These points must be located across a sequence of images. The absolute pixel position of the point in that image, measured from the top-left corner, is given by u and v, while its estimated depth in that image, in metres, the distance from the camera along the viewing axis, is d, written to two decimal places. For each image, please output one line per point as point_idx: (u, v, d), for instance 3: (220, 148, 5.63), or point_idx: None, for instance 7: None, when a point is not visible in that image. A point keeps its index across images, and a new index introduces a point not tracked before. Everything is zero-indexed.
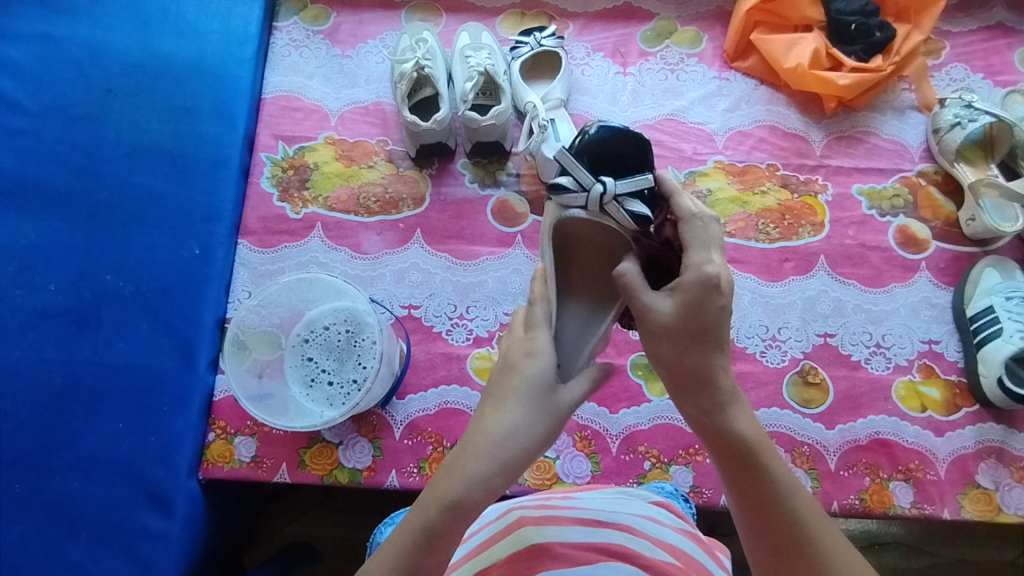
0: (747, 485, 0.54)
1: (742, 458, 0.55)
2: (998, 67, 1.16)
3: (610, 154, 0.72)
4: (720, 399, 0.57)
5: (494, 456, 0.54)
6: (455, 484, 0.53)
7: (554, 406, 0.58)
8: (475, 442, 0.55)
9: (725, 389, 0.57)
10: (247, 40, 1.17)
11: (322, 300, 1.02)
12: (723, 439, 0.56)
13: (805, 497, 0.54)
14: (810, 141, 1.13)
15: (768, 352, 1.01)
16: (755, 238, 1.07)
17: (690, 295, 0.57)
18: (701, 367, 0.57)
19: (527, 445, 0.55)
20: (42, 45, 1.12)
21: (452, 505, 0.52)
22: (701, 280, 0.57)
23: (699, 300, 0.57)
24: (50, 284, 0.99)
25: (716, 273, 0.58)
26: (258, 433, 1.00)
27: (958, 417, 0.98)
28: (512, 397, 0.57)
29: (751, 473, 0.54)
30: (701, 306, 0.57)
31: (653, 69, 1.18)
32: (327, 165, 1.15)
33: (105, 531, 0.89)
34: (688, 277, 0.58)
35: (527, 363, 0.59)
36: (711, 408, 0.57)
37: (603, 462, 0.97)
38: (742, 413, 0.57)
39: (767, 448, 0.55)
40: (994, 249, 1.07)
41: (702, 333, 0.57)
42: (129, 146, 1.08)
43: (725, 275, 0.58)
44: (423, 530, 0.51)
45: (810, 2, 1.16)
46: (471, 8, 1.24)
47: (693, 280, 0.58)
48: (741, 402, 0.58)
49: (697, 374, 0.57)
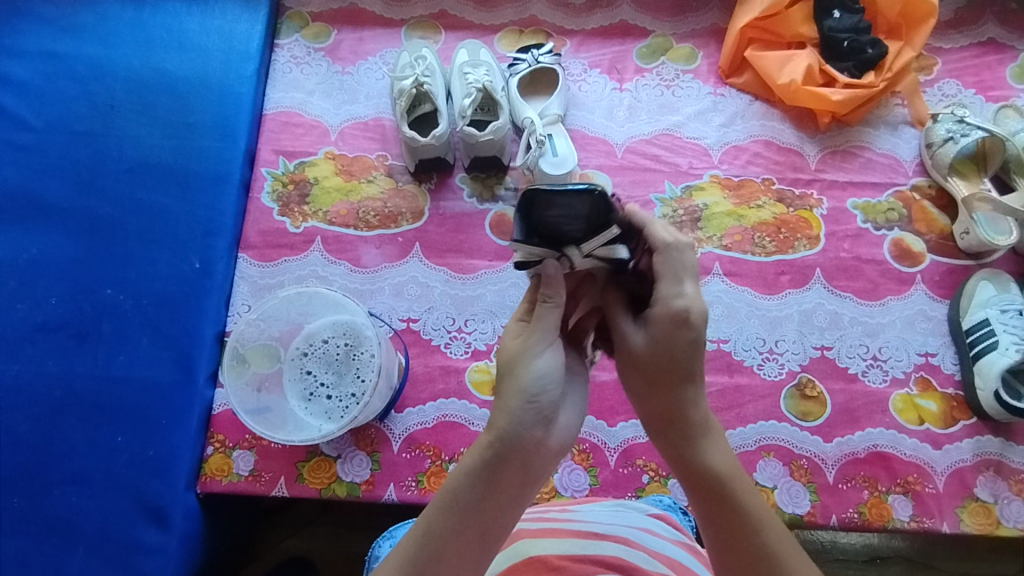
0: (720, 519, 0.56)
1: (712, 489, 0.57)
2: (990, 83, 1.18)
3: (565, 214, 0.61)
4: (695, 433, 0.59)
5: (508, 425, 0.58)
6: (476, 455, 0.58)
7: (521, 363, 0.60)
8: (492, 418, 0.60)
9: (700, 422, 0.60)
10: (249, 57, 1.19)
11: (321, 313, 1.02)
12: (697, 472, 0.58)
13: (773, 527, 0.55)
14: (805, 156, 1.15)
15: (765, 364, 1.02)
16: (751, 251, 1.08)
17: (662, 329, 0.60)
18: (677, 402, 0.60)
19: (545, 407, 0.59)
20: (46, 63, 1.14)
21: (475, 475, 0.57)
22: (670, 314, 0.59)
23: (671, 332, 0.59)
24: (51, 298, 0.99)
25: (689, 305, 0.59)
26: (257, 447, 1.00)
27: (955, 430, 0.98)
28: (522, 369, 0.60)
29: (724, 508, 0.56)
30: (674, 340, 0.59)
31: (649, 85, 1.20)
32: (327, 180, 1.16)
33: (103, 546, 0.89)
34: (660, 310, 0.60)
35: (523, 344, 0.62)
36: (686, 441, 0.59)
37: (601, 476, 0.97)
38: (716, 447, 0.59)
39: (740, 483, 0.57)
40: (989, 262, 1.08)
41: (677, 367, 0.60)
42: (131, 161, 1.09)
43: (697, 308, 0.59)
44: (448, 502, 0.57)
45: (803, 19, 1.17)
46: (470, 26, 1.27)
47: (664, 313, 0.60)
48: (716, 435, 0.60)
49: (673, 409, 0.60)
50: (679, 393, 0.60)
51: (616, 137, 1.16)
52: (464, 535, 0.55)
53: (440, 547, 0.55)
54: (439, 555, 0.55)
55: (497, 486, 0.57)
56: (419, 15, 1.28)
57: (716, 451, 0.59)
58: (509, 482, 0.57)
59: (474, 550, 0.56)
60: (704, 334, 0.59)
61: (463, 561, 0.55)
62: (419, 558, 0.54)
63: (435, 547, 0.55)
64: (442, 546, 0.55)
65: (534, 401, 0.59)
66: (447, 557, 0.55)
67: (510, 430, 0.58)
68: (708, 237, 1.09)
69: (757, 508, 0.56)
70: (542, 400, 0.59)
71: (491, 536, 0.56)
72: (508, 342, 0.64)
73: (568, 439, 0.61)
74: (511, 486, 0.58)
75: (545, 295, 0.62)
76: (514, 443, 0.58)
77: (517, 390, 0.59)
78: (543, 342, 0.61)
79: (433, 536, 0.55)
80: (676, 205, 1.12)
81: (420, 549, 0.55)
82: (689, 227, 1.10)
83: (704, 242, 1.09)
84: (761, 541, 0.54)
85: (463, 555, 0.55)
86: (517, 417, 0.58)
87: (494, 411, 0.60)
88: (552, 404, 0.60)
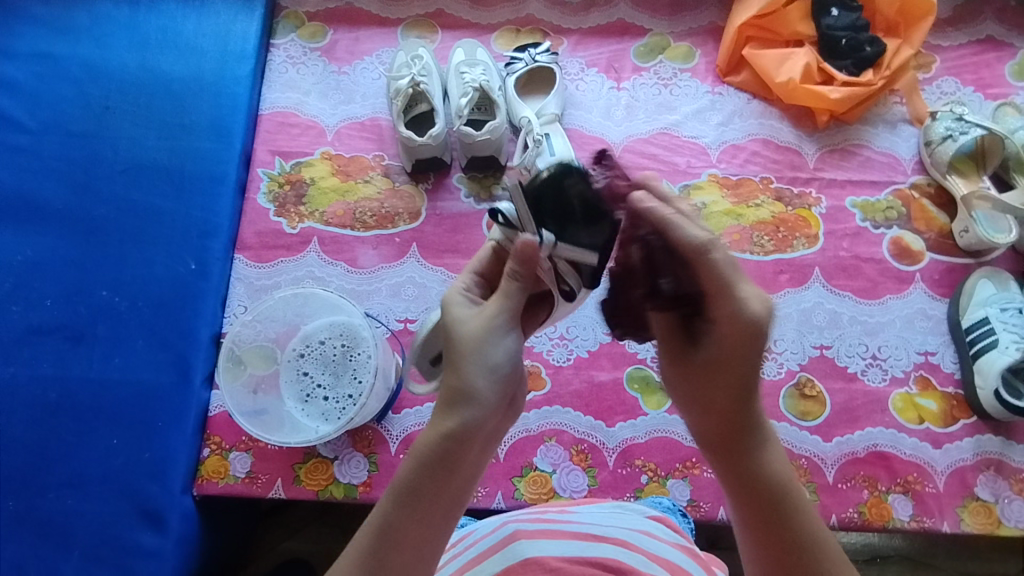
0: (777, 531, 0.55)
1: (767, 500, 0.56)
2: (988, 81, 1.17)
3: (578, 208, 0.65)
4: (755, 442, 0.58)
5: (472, 413, 0.57)
6: (435, 442, 0.56)
7: (487, 344, 0.59)
8: (453, 402, 0.58)
9: (760, 431, 0.58)
10: (245, 57, 1.19)
11: (318, 314, 1.02)
12: (756, 483, 0.57)
13: (825, 544, 0.54)
14: (803, 154, 1.14)
15: (764, 364, 1.01)
16: (750, 250, 1.08)
17: (729, 339, 0.57)
18: (739, 412, 0.59)
19: (508, 390, 0.60)
20: (41, 64, 1.13)
21: (436, 464, 0.56)
22: (731, 319, 0.56)
23: (738, 339, 0.56)
24: (46, 300, 0.99)
25: (752, 307, 0.55)
26: (252, 449, 1.00)
27: (955, 429, 0.97)
28: (485, 350, 0.59)
29: (783, 520, 0.55)
30: (740, 346, 0.56)
31: (647, 84, 1.19)
32: (324, 180, 1.15)
33: (99, 549, 0.88)
34: (724, 318, 0.57)
35: (485, 321, 0.60)
36: (745, 451, 0.58)
37: (599, 477, 0.97)
38: (775, 456, 0.58)
39: (797, 492, 0.57)
40: (989, 260, 1.07)
41: (741, 377, 0.58)
42: (126, 162, 1.09)
43: (759, 315, 0.55)
44: (402, 490, 0.55)
45: (801, 17, 1.17)
46: (466, 25, 1.26)
47: (726, 323, 0.57)
48: (774, 444, 0.59)
49: (735, 419, 0.58)
50: (740, 403, 0.58)
51: (614, 136, 1.16)
52: (422, 525, 0.54)
53: (398, 540, 0.53)
54: (396, 546, 0.53)
55: (458, 474, 0.56)
56: (416, 14, 1.27)
57: (775, 459, 0.58)
58: (468, 467, 0.57)
59: (432, 538, 0.55)
60: (770, 330, 0.56)
61: (421, 552, 0.54)
62: (376, 552, 0.53)
63: (393, 539, 0.53)
64: (400, 537, 0.53)
65: (493, 384, 0.59)
66: (405, 547, 0.53)
67: (472, 417, 0.57)
68: None
69: (813, 518, 0.56)
70: (502, 382, 0.59)
71: (447, 522, 0.56)
72: (465, 316, 0.62)
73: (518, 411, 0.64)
74: (469, 471, 0.58)
75: (514, 271, 0.60)
76: (475, 428, 0.57)
77: (480, 370, 0.58)
78: (508, 324, 0.60)
79: (390, 529, 0.54)
80: None
81: (377, 542, 0.53)
82: None
83: None
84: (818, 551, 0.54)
85: (422, 544, 0.54)
86: (479, 401, 0.58)
87: (455, 393, 0.58)
88: (509, 386, 0.60)
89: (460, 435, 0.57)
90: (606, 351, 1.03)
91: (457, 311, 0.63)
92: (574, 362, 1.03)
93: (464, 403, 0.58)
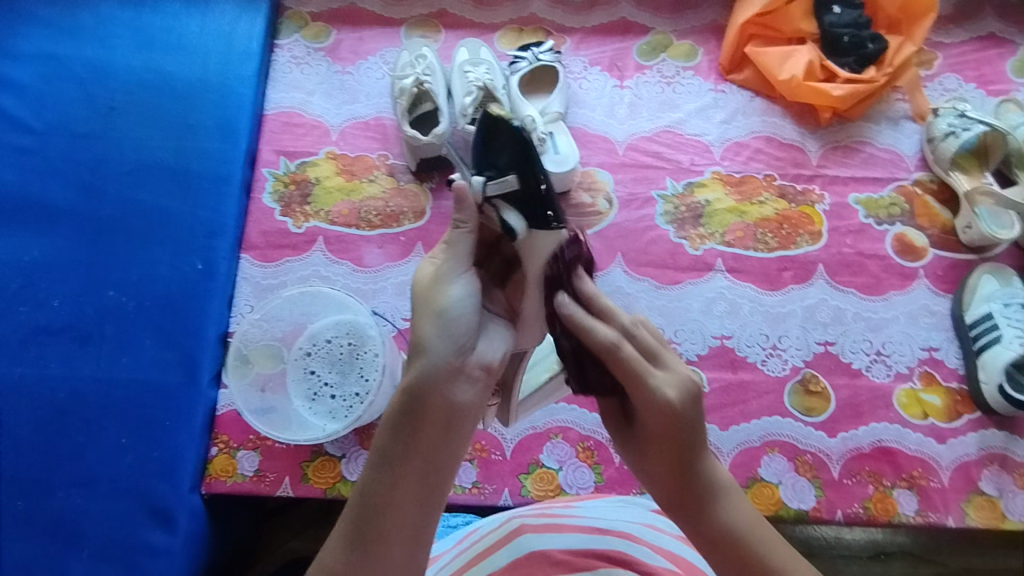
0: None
1: (732, 552, 0.54)
2: (990, 77, 1.18)
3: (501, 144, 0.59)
4: (706, 500, 0.56)
5: (427, 364, 0.56)
6: (396, 402, 0.56)
7: (436, 294, 0.58)
8: (411, 359, 0.57)
9: (713, 485, 0.57)
10: (249, 57, 1.19)
11: (323, 313, 1.03)
12: (717, 542, 0.55)
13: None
14: (806, 151, 1.15)
15: (769, 360, 1.02)
16: (754, 247, 1.08)
17: (659, 422, 0.57)
18: (685, 478, 0.57)
19: (460, 337, 0.58)
20: (46, 65, 1.14)
21: (400, 421, 0.55)
22: (649, 404, 0.57)
23: (669, 420, 0.56)
24: (53, 301, 0.99)
25: (667, 393, 0.56)
26: (261, 447, 1.00)
27: (960, 424, 0.98)
28: (434, 298, 0.58)
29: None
30: (671, 423, 0.56)
31: (650, 82, 1.20)
32: (329, 180, 1.16)
33: (108, 548, 0.88)
34: (645, 408, 0.57)
35: (435, 270, 0.60)
36: (700, 512, 0.56)
37: (605, 473, 0.97)
38: (731, 508, 0.56)
39: (765, 537, 0.55)
40: (992, 256, 1.07)
41: (682, 444, 0.57)
42: (132, 163, 1.09)
43: (674, 392, 0.56)
44: (378, 454, 0.55)
45: (803, 15, 1.17)
46: (470, 25, 1.26)
47: (648, 410, 0.57)
48: (731, 494, 0.57)
49: (683, 487, 0.57)
50: (684, 469, 0.57)
51: (618, 134, 1.16)
52: (401, 487, 0.54)
53: (379, 506, 0.54)
54: (380, 513, 0.54)
55: (422, 429, 0.55)
56: (419, 14, 1.28)
57: (734, 510, 0.56)
58: (435, 420, 0.56)
59: (415, 501, 0.54)
60: (692, 407, 0.57)
61: (406, 515, 0.54)
62: (359, 521, 0.54)
63: (374, 505, 0.54)
64: (379, 502, 0.54)
65: (443, 330, 0.57)
66: (387, 511, 0.54)
67: (427, 369, 0.56)
68: (710, 233, 1.09)
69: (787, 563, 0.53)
70: (455, 329, 0.58)
71: (429, 483, 0.55)
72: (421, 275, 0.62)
73: (495, 361, 0.60)
74: (438, 425, 0.56)
75: (456, 219, 0.59)
76: (432, 379, 0.56)
77: (428, 318, 0.58)
78: (457, 267, 0.59)
79: (370, 495, 0.54)
80: (678, 201, 1.11)
81: (360, 512, 0.54)
82: (691, 224, 1.10)
83: (706, 238, 1.09)
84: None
85: (405, 508, 0.54)
86: (430, 351, 0.56)
87: (411, 349, 0.58)
88: (467, 333, 0.58)
89: (416, 389, 0.56)
90: None
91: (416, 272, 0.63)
92: None
93: (419, 356, 0.57)
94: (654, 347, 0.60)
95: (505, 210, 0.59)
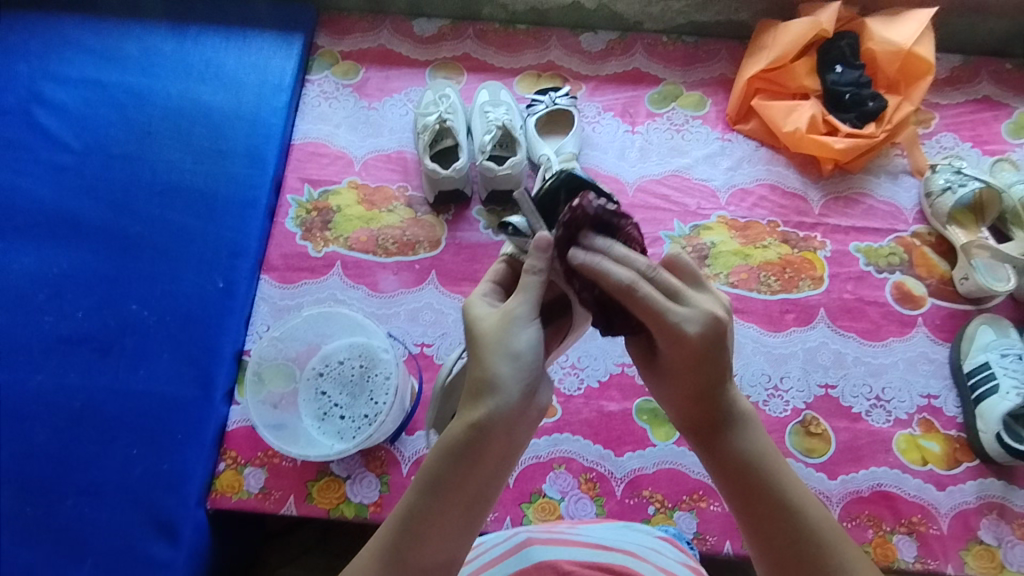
0: (754, 510, 0.58)
1: (741, 477, 0.59)
2: (986, 137, 1.23)
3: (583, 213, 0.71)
4: (726, 426, 0.61)
5: (497, 404, 0.57)
6: (458, 434, 0.57)
7: (507, 342, 0.59)
8: (480, 393, 0.58)
9: (735, 413, 0.61)
10: (281, 90, 1.25)
11: (338, 334, 1.05)
12: (729, 465, 0.60)
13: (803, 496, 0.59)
14: (809, 201, 1.19)
15: (770, 401, 1.04)
16: (758, 289, 1.12)
17: (681, 354, 0.59)
18: (707, 408, 0.61)
19: (531, 379, 0.58)
20: (89, 90, 1.22)
21: (459, 455, 0.57)
22: (673, 336, 0.58)
23: (689, 352, 0.58)
24: (78, 312, 1.03)
25: (690, 327, 0.57)
26: (268, 465, 1.01)
27: (959, 472, 0.99)
28: (506, 340, 0.59)
29: (765, 499, 0.58)
30: (693, 355, 0.58)
31: (660, 129, 1.26)
32: (350, 208, 1.20)
33: (111, 558, 0.89)
34: (666, 340, 0.58)
35: (507, 312, 0.60)
36: (716, 438, 0.61)
37: (607, 506, 0.98)
38: (747, 434, 0.60)
39: (772, 461, 0.60)
40: (989, 307, 1.11)
41: (704, 373, 0.59)
42: (163, 184, 1.14)
43: (697, 328, 0.57)
44: (429, 479, 0.57)
45: (807, 72, 1.24)
46: (491, 69, 1.34)
47: (669, 343, 0.58)
48: (748, 422, 0.61)
49: (701, 414, 0.61)
50: (706, 398, 0.61)
51: (628, 176, 1.21)
52: (444, 517, 0.56)
53: (422, 531, 0.56)
54: (421, 534, 0.56)
55: (481, 465, 0.56)
56: (444, 57, 1.35)
57: (750, 436, 0.61)
58: (493, 457, 0.57)
59: (458, 525, 0.57)
60: (715, 344, 0.58)
61: (447, 540, 0.57)
62: (398, 542, 0.56)
63: (415, 531, 0.56)
64: (423, 526, 0.56)
65: (517, 371, 0.58)
66: (430, 534, 0.56)
67: (496, 408, 0.57)
68: (715, 274, 1.13)
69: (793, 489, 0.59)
70: (526, 372, 0.58)
71: (473, 513, 0.57)
72: (485, 313, 0.62)
73: (552, 407, 0.61)
74: (495, 462, 0.58)
75: (534, 265, 0.62)
76: (500, 419, 0.57)
77: (501, 358, 0.58)
78: (530, 314, 0.60)
79: (415, 519, 0.56)
80: (684, 242, 1.16)
81: (400, 532, 0.56)
82: (697, 265, 1.14)
83: (711, 279, 1.13)
84: (800, 521, 0.57)
85: (445, 535, 0.57)
86: (501, 390, 0.57)
87: (480, 385, 0.58)
88: (535, 377, 0.59)
89: (484, 426, 0.56)
90: (616, 383, 1.06)
91: (476, 310, 0.63)
92: (585, 392, 1.05)
93: (489, 394, 0.57)
94: (676, 285, 0.59)
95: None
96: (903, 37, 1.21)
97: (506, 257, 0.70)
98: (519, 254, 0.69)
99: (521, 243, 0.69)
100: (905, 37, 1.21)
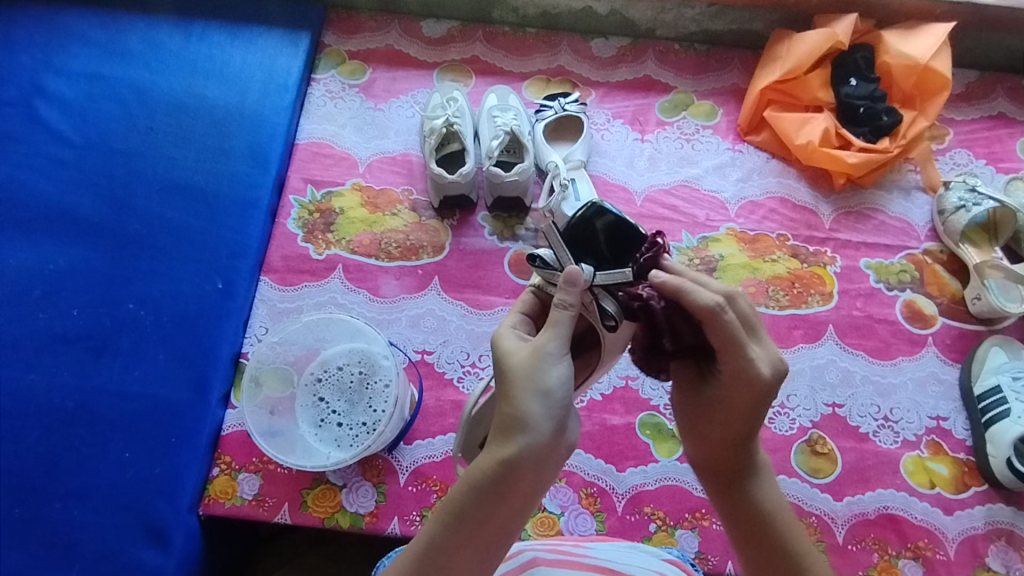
0: (761, 555, 0.66)
1: (754, 519, 0.68)
2: (1000, 155, 1.22)
3: (605, 247, 0.68)
4: (748, 475, 0.69)
5: (527, 441, 0.57)
6: (485, 470, 0.57)
7: (539, 381, 0.59)
8: (510, 430, 0.58)
9: (753, 466, 0.69)
10: (286, 89, 1.23)
11: (337, 339, 1.03)
12: (745, 512, 0.68)
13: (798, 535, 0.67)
14: (819, 215, 1.18)
15: (776, 419, 1.02)
16: (766, 304, 1.10)
17: (741, 393, 0.64)
18: (738, 451, 0.68)
19: (561, 414, 0.59)
20: (92, 83, 1.20)
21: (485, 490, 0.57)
22: (740, 374, 0.63)
23: (751, 391, 0.63)
24: (73, 309, 1.01)
25: (759, 368, 0.62)
26: (262, 471, 0.99)
27: (966, 496, 0.97)
28: (537, 376, 0.60)
29: (778, 551, 0.66)
30: (753, 396, 0.63)
31: (670, 138, 1.24)
32: (352, 210, 1.18)
33: (101, 564, 0.87)
34: (733, 376, 0.63)
35: (537, 349, 0.61)
36: (738, 482, 0.69)
37: (607, 522, 0.96)
38: (764, 488, 0.69)
39: (780, 517, 0.68)
40: (1000, 329, 1.09)
41: (749, 412, 0.65)
42: (164, 181, 1.12)
43: (766, 368, 0.62)
44: (454, 511, 0.57)
45: (821, 85, 1.22)
46: (501, 72, 1.32)
47: (733, 379, 0.63)
48: (765, 476, 0.70)
49: (732, 453, 0.68)
50: (742, 442, 0.68)
51: (637, 185, 1.19)
52: (467, 549, 0.57)
53: (444, 559, 0.56)
54: (443, 563, 0.56)
55: (508, 500, 0.57)
56: (452, 59, 1.33)
57: (766, 496, 0.69)
58: (520, 493, 0.58)
59: (480, 556, 0.57)
60: (773, 390, 0.63)
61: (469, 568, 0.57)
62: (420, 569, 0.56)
63: (435, 562, 0.56)
64: (443, 559, 0.56)
65: (548, 409, 0.59)
66: (449, 566, 0.56)
67: (526, 446, 0.57)
68: None
69: (802, 543, 0.67)
70: (557, 409, 0.59)
71: (494, 545, 0.58)
72: (516, 348, 0.63)
73: (576, 443, 0.63)
74: (520, 497, 0.58)
75: (564, 300, 0.62)
76: (529, 457, 0.57)
77: (533, 396, 0.59)
78: (561, 350, 0.61)
79: (435, 552, 0.57)
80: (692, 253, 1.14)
81: (423, 560, 0.56)
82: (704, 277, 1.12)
83: None
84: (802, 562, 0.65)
85: (465, 565, 0.57)
86: (533, 429, 0.58)
87: (511, 422, 0.58)
88: (564, 414, 0.60)
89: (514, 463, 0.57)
90: (620, 397, 1.04)
91: (506, 344, 0.63)
92: (587, 405, 1.03)
93: (519, 431, 0.58)
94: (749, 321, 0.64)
95: (604, 298, 0.67)
96: (919, 51, 1.19)
97: (534, 288, 0.71)
98: (546, 286, 0.70)
99: (547, 275, 0.69)
100: (921, 51, 1.19)
